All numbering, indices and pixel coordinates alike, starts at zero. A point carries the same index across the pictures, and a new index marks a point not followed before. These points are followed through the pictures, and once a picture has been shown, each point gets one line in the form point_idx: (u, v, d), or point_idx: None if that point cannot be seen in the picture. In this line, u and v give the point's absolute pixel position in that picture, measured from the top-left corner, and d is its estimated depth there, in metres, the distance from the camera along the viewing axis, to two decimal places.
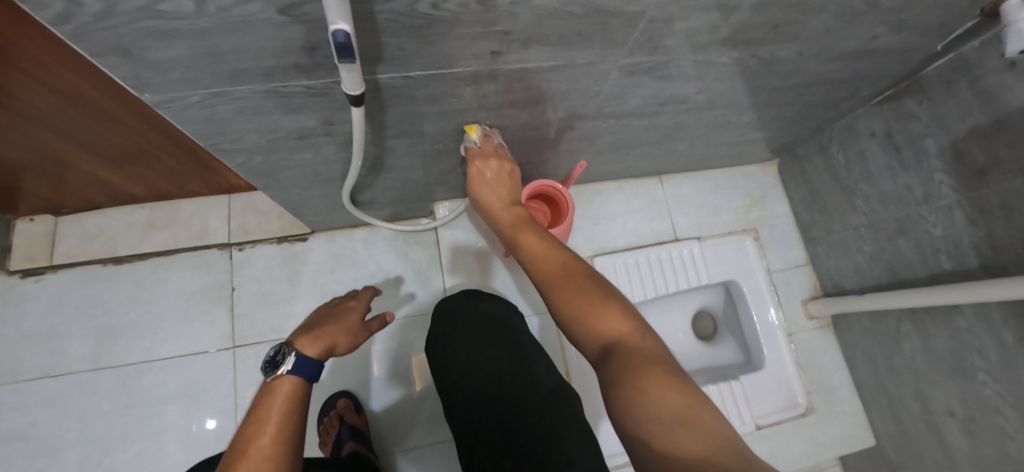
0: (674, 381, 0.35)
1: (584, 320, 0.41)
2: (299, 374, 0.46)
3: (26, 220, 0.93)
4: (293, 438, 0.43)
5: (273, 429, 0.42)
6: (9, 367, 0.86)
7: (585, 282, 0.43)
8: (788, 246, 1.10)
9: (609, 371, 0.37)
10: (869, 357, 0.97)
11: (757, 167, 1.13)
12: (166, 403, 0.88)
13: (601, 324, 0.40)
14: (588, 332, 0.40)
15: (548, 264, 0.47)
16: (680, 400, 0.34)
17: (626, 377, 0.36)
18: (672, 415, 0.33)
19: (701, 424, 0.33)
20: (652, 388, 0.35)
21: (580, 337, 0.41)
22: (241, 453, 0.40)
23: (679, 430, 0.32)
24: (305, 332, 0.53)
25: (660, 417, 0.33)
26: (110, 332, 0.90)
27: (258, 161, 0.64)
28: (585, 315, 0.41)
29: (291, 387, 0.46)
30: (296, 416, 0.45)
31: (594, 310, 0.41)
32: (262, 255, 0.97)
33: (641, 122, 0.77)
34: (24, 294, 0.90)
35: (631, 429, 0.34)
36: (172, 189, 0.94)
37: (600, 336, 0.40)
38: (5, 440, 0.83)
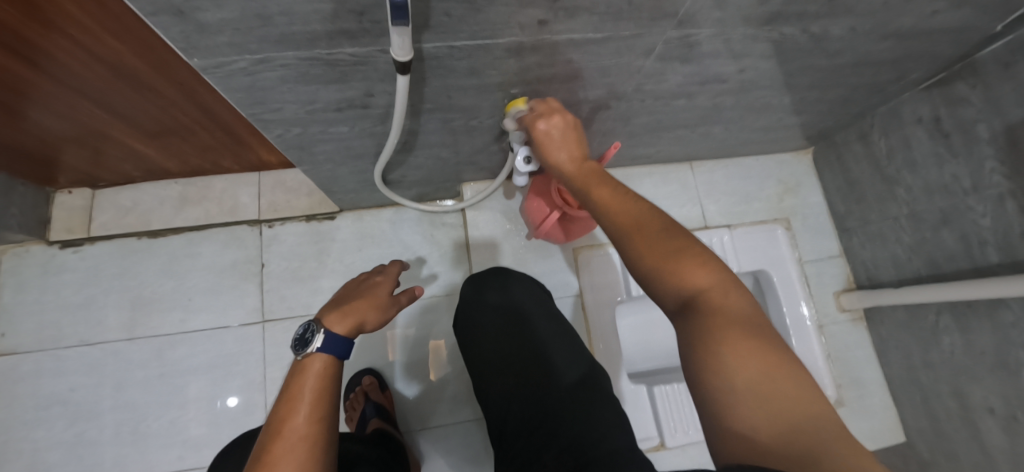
0: (761, 346, 0.34)
1: (664, 276, 0.36)
2: (330, 352, 0.46)
3: (65, 192, 0.96)
4: (328, 416, 0.42)
5: (307, 408, 0.42)
6: (49, 334, 0.89)
7: (666, 231, 0.38)
8: (820, 236, 1.07)
9: (692, 332, 0.35)
10: (903, 351, 0.95)
11: (790, 154, 1.10)
12: (199, 372, 0.91)
13: (685, 281, 0.36)
14: (666, 284, 0.37)
15: (619, 208, 0.40)
16: (767, 368, 0.33)
17: (710, 337, 0.34)
18: (761, 385, 0.32)
19: (791, 395, 0.32)
20: (736, 354, 0.33)
21: (657, 291, 0.38)
22: (278, 432, 0.40)
23: (766, 404, 0.31)
24: (333, 309, 0.51)
25: (743, 382, 0.32)
26: (145, 303, 0.93)
27: (295, 134, 0.64)
28: (667, 270, 0.36)
29: (323, 365, 0.46)
30: (329, 395, 0.44)
31: (680, 264, 0.36)
32: (291, 232, 0.98)
33: (678, 103, 0.75)
34: (63, 264, 0.93)
35: (710, 395, 0.33)
36: (204, 164, 0.95)
37: (683, 292, 0.36)
38: (47, 403, 0.87)
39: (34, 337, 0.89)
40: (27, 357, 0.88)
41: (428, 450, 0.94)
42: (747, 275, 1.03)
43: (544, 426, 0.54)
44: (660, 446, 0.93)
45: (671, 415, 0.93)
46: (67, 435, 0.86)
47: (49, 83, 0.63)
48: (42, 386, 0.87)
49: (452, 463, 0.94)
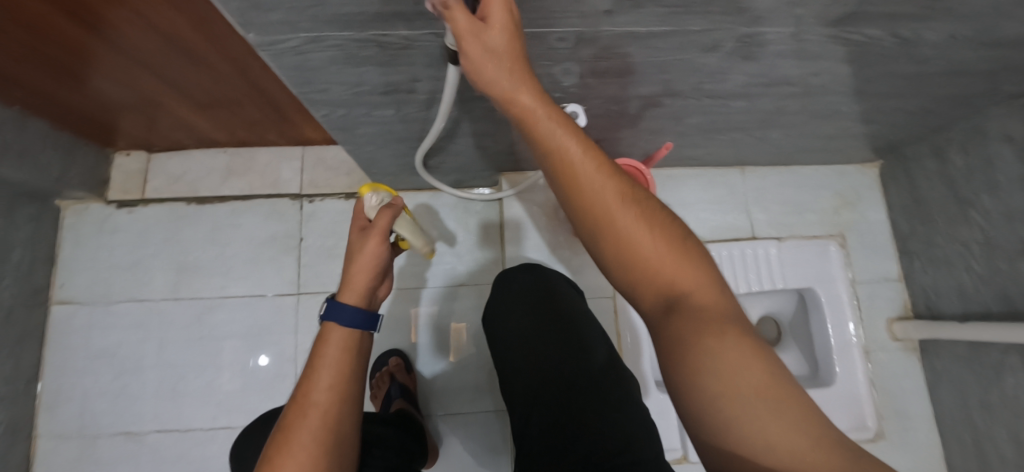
0: (761, 356, 0.31)
1: (645, 271, 0.35)
2: (350, 326, 0.45)
3: (123, 155, 1.00)
4: (345, 390, 0.43)
5: (325, 381, 0.43)
6: (101, 289, 0.95)
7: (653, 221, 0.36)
8: (878, 257, 0.99)
9: (671, 332, 0.33)
10: (959, 387, 0.87)
11: (852, 166, 1.02)
12: (233, 338, 0.94)
13: (670, 275, 0.35)
14: (647, 280, 0.35)
15: (604, 197, 0.36)
16: (761, 369, 0.30)
17: (688, 333, 0.32)
18: (770, 409, 0.28)
19: (798, 410, 0.28)
20: (743, 367, 0.30)
21: (634, 287, 0.37)
22: (300, 407, 0.41)
23: (771, 416, 0.28)
24: (344, 283, 0.48)
25: (710, 374, 0.30)
26: (188, 267, 0.97)
27: (341, 115, 0.64)
28: (647, 264, 0.35)
29: (346, 335, 0.46)
30: (351, 369, 0.45)
31: (664, 260, 0.35)
32: (330, 209, 0.99)
33: (737, 105, 0.70)
34: (118, 223, 0.98)
35: (697, 402, 0.30)
36: (251, 137, 0.97)
37: (666, 291, 0.35)
38: (97, 353, 0.93)
39: (90, 291, 0.95)
40: (81, 310, 0.94)
41: (447, 435, 0.95)
42: (792, 291, 0.98)
43: (569, 430, 0.52)
44: (683, 459, 0.90)
45: None
46: (113, 385, 0.92)
47: (113, 53, 0.65)
48: (93, 338, 0.93)
49: (468, 449, 0.95)
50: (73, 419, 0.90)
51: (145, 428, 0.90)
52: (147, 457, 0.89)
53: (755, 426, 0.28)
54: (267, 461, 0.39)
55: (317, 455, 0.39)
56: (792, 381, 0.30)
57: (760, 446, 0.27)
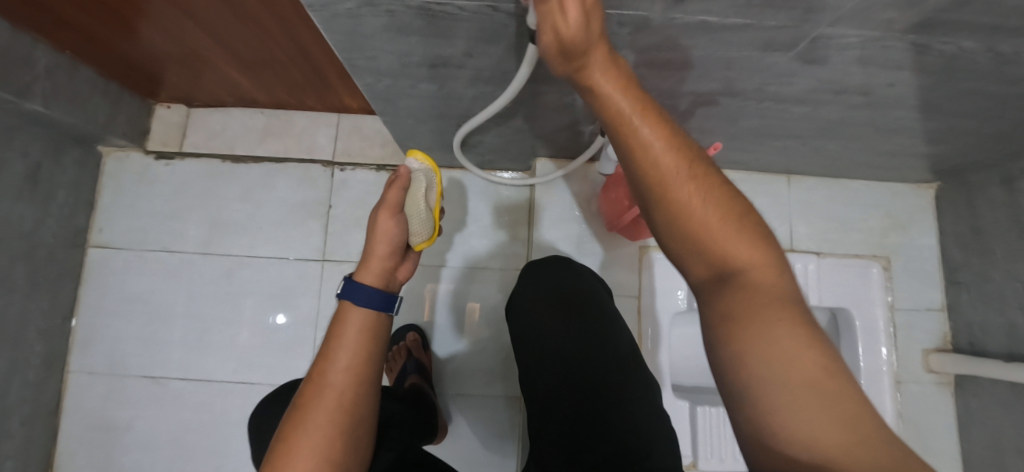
0: (815, 343, 0.29)
1: (699, 241, 0.33)
2: (368, 306, 0.45)
3: (163, 107, 1.01)
4: (362, 373, 0.43)
5: (342, 365, 0.42)
6: (137, 236, 0.98)
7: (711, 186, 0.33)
8: (923, 285, 0.94)
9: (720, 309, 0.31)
10: (993, 430, 0.83)
11: (908, 186, 0.96)
12: (258, 297, 0.96)
13: (726, 247, 0.32)
14: (701, 250, 0.33)
15: (663, 155, 0.33)
16: (815, 360, 0.28)
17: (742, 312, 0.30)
18: (818, 401, 0.27)
19: (853, 408, 0.26)
20: (794, 352, 0.28)
21: (684, 257, 0.34)
22: (317, 386, 0.42)
23: (821, 408, 0.26)
24: (363, 263, 0.49)
25: (761, 358, 0.28)
26: (220, 224, 0.98)
27: (384, 86, 0.62)
28: (703, 232, 0.32)
29: (365, 316, 0.45)
30: (368, 351, 0.44)
31: (721, 230, 0.32)
32: (361, 179, 0.99)
33: (798, 111, 0.66)
34: (156, 174, 1.00)
35: (740, 387, 0.29)
36: (290, 100, 0.97)
37: (720, 264, 0.33)
38: (129, 297, 0.96)
39: (126, 237, 0.98)
40: (117, 254, 0.97)
41: (456, 414, 0.96)
42: (825, 311, 0.94)
43: (588, 432, 0.51)
44: (692, 467, 0.87)
45: (715, 441, 0.86)
46: (142, 330, 0.95)
47: (166, 5, 0.65)
48: (127, 282, 0.96)
49: (476, 431, 0.96)
50: (104, 358, 0.94)
51: (169, 374, 0.93)
52: (170, 401, 0.93)
53: (799, 417, 0.26)
54: (284, 438, 0.40)
55: (331, 436, 0.40)
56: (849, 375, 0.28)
57: (805, 438, 0.25)
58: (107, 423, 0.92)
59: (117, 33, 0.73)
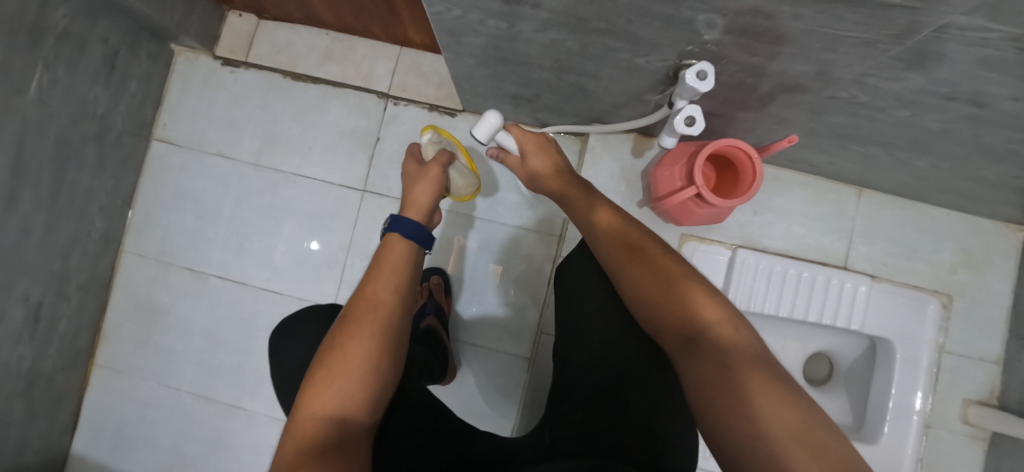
0: (776, 384, 0.37)
1: (675, 311, 0.44)
2: (412, 235, 0.53)
3: (235, 15, 1.03)
4: (401, 297, 0.49)
5: (389, 286, 0.48)
6: (196, 138, 1.02)
7: (670, 264, 0.48)
8: (981, 332, 0.85)
9: (697, 363, 0.41)
10: None
11: (994, 223, 0.85)
12: (299, 214, 0.99)
13: (689, 312, 0.44)
14: (677, 319, 0.44)
15: (636, 239, 0.51)
16: (791, 409, 0.35)
17: (722, 367, 0.39)
18: (789, 430, 0.33)
19: (828, 446, 0.33)
20: (768, 397, 0.36)
21: (661, 328, 0.46)
22: (370, 304, 0.47)
23: (796, 440, 0.33)
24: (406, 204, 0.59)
25: (750, 405, 0.36)
26: (273, 138, 1.01)
27: (452, 17, 0.60)
28: (674, 299, 0.45)
29: (408, 246, 0.53)
30: (407, 276, 0.50)
31: (684, 299, 0.45)
32: (412, 116, 0.98)
33: (895, 113, 0.58)
34: (220, 81, 1.03)
35: (732, 429, 0.36)
36: (356, 25, 0.95)
37: (691, 329, 0.43)
38: (183, 194, 1.01)
39: (185, 137, 1.02)
40: (176, 151, 1.02)
41: (466, 361, 0.98)
42: (865, 336, 0.89)
43: (608, 425, 0.49)
44: None
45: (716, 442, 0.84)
46: (190, 226, 1.01)
47: None
48: (182, 179, 1.02)
49: (482, 382, 0.98)
50: (155, 245, 1.01)
51: (209, 271, 1.00)
52: (206, 296, 0.99)
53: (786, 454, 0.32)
54: (335, 346, 0.44)
55: (378, 348, 0.44)
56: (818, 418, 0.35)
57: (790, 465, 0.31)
58: (150, 303, 1.00)
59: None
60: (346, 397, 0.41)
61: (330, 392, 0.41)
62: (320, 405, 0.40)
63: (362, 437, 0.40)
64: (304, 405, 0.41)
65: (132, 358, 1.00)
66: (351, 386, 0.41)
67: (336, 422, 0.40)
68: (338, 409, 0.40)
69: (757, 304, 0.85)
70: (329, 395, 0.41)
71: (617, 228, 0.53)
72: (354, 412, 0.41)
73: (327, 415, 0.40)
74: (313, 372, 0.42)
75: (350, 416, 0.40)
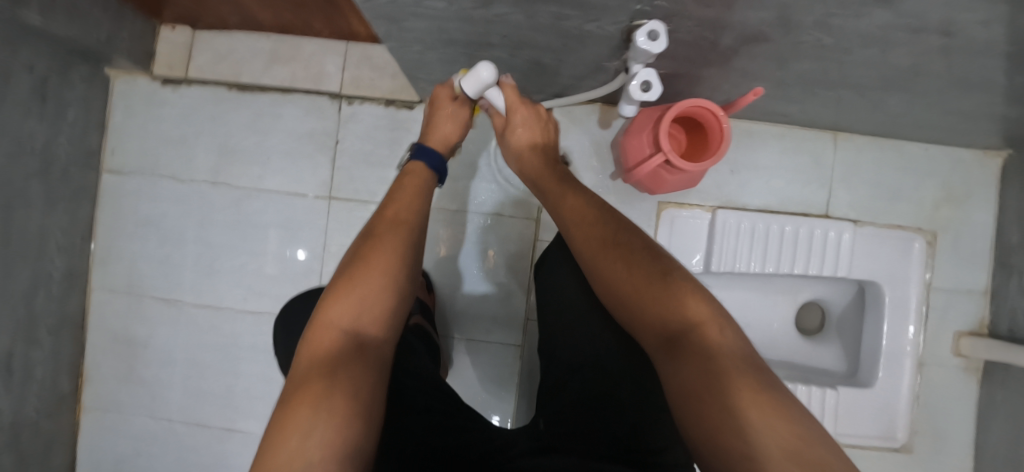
0: (767, 394, 0.32)
1: (658, 310, 0.41)
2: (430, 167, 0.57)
3: (169, 28, 0.97)
4: (417, 218, 0.50)
5: (405, 205, 0.50)
6: (148, 161, 0.97)
7: (652, 263, 0.45)
8: (968, 265, 0.85)
9: (681, 367, 0.37)
10: (1016, 423, 0.77)
11: (973, 153, 0.83)
12: (267, 229, 0.96)
13: (674, 312, 0.40)
14: (659, 319, 0.41)
15: (620, 233, 0.48)
16: (784, 421, 0.31)
17: (706, 371, 0.35)
18: (779, 444, 0.29)
19: (827, 464, 0.28)
20: (754, 407, 0.31)
21: (646, 331, 0.42)
22: (387, 222, 0.48)
23: (787, 456, 0.28)
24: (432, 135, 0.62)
25: (736, 412, 0.31)
26: (229, 153, 0.96)
27: (388, 3, 0.55)
28: (657, 298, 0.42)
29: (425, 175, 0.56)
30: (423, 198, 0.52)
31: (668, 297, 0.41)
32: (370, 113, 0.94)
33: (863, 54, 0.55)
34: (164, 99, 0.97)
35: (721, 447, 0.31)
36: (296, 24, 0.90)
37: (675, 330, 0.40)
38: (144, 221, 0.97)
39: (136, 162, 0.97)
40: (130, 178, 0.98)
41: (458, 356, 0.97)
42: (853, 283, 0.88)
43: (600, 420, 0.47)
44: None
45: None
46: (156, 254, 0.97)
47: None
48: (140, 206, 0.97)
49: (476, 374, 0.97)
50: (123, 277, 0.97)
51: (182, 298, 0.96)
52: (185, 324, 0.96)
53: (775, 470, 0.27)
54: (351, 259, 0.44)
55: (397, 265, 0.45)
56: (817, 436, 0.30)
57: None
58: (127, 338, 0.97)
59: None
60: (363, 307, 0.41)
61: (344, 302, 0.41)
62: (337, 314, 0.41)
63: (378, 348, 0.40)
64: (320, 312, 0.41)
65: (119, 393, 0.97)
66: (367, 297, 0.42)
67: (349, 334, 0.40)
68: (351, 325, 0.40)
69: (742, 264, 0.83)
70: (346, 305, 0.41)
71: (594, 224, 0.50)
72: (370, 325, 0.41)
73: (342, 325, 0.40)
74: (333, 283, 0.43)
75: (366, 328, 0.41)
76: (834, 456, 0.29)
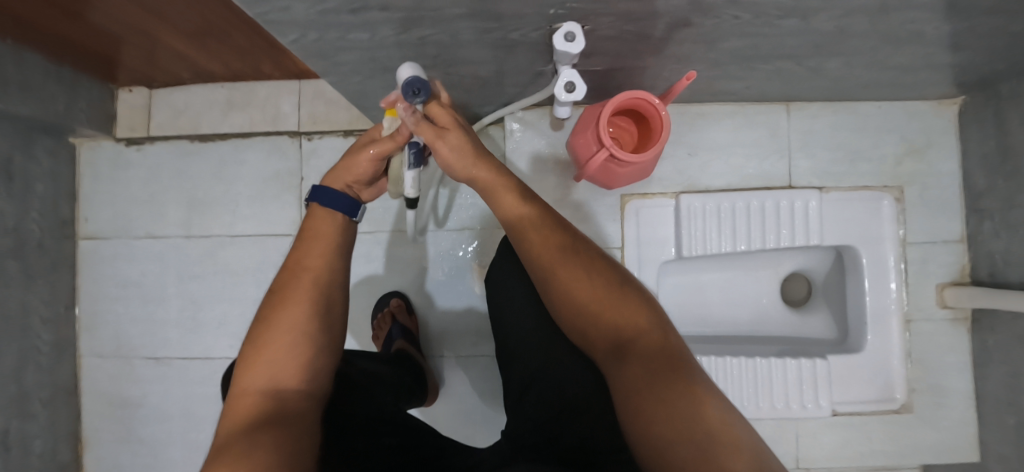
0: (701, 388, 0.34)
1: (604, 312, 0.41)
2: (333, 208, 0.45)
3: (126, 90, 0.99)
4: (337, 262, 0.45)
5: (318, 251, 0.44)
6: (122, 223, 0.99)
7: (594, 257, 0.44)
8: (940, 215, 0.84)
9: (625, 368, 0.37)
10: (1010, 368, 0.76)
11: (927, 104, 0.83)
12: (245, 274, 0.96)
13: (618, 315, 0.41)
14: (604, 321, 0.41)
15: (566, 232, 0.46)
16: (715, 413, 0.32)
17: (649, 371, 0.35)
18: (710, 436, 0.30)
19: (749, 453, 0.30)
20: (691, 402, 0.33)
21: (591, 333, 0.42)
22: (294, 272, 0.42)
23: (719, 448, 0.30)
24: (339, 168, 0.48)
25: (676, 410, 0.32)
26: (199, 204, 0.98)
27: (313, 40, 0.55)
28: (602, 301, 0.41)
29: (333, 216, 0.46)
30: (339, 241, 0.46)
31: (612, 300, 0.41)
32: (331, 147, 0.95)
33: (785, 24, 0.55)
34: (129, 160, 0.99)
35: (656, 443, 0.32)
36: (247, 70, 0.91)
37: (620, 331, 0.40)
38: (125, 283, 0.99)
39: (111, 226, 0.99)
40: (106, 242, 0.99)
41: (448, 374, 0.97)
42: (829, 248, 0.88)
43: (568, 423, 0.45)
44: None
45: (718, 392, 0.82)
46: (140, 314, 0.98)
47: None
48: (119, 268, 0.99)
49: (468, 390, 0.97)
50: (110, 340, 0.98)
51: (171, 353, 0.97)
52: (176, 379, 0.97)
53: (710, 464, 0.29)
54: (264, 321, 0.40)
55: (312, 319, 0.40)
56: (742, 424, 0.33)
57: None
58: (122, 400, 0.98)
59: (63, 18, 0.69)
60: (277, 370, 0.37)
61: (262, 367, 0.37)
62: (252, 379, 0.37)
63: (304, 408, 0.36)
64: (237, 383, 0.37)
65: (120, 456, 0.98)
66: (282, 357, 0.38)
67: (271, 395, 0.36)
68: (273, 383, 0.37)
69: (713, 246, 0.83)
70: (260, 370, 0.37)
71: (545, 226, 0.45)
72: (286, 384, 0.37)
73: (260, 389, 0.37)
74: (247, 346, 0.39)
75: (283, 387, 0.37)
76: (754, 443, 0.31)
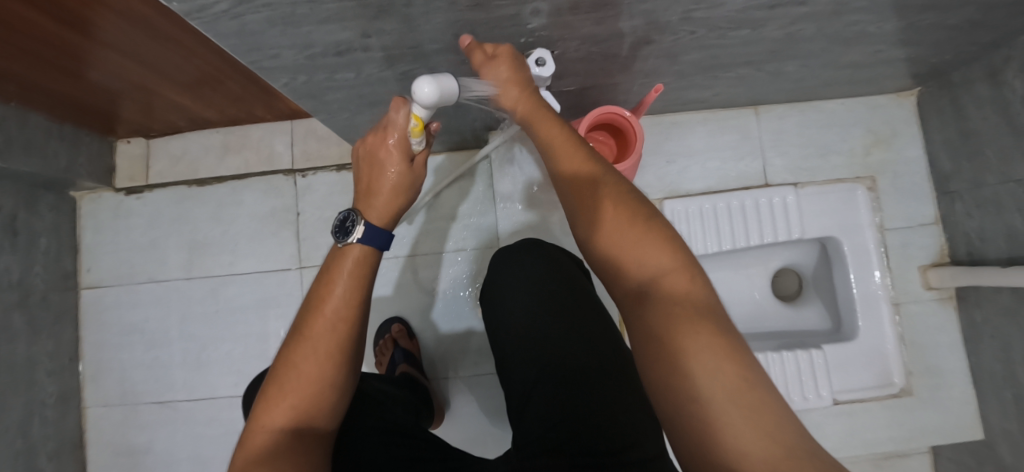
0: (724, 340, 0.31)
1: (622, 254, 0.39)
2: (369, 245, 0.42)
3: (125, 142, 1.02)
4: (364, 301, 0.42)
5: (345, 289, 0.41)
6: (125, 270, 1.01)
7: (623, 209, 0.40)
8: (913, 200, 0.88)
9: (645, 312, 0.35)
10: (1001, 343, 0.77)
11: (886, 97, 0.88)
12: (246, 311, 0.98)
13: (638, 259, 0.38)
14: (625, 264, 0.38)
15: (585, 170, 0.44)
16: (737, 368, 0.29)
17: (666, 318, 0.33)
18: (727, 390, 0.28)
19: (772, 412, 0.27)
20: (708, 355, 0.30)
21: (613, 277, 0.40)
22: (320, 311, 0.40)
23: (732, 403, 0.28)
24: (368, 196, 0.44)
25: (690, 362, 0.30)
26: (199, 246, 1.00)
27: (303, 82, 0.59)
28: (620, 246, 0.39)
29: (365, 253, 0.42)
30: (366, 281, 0.42)
31: (631, 242, 0.38)
32: (325, 181, 0.99)
33: (738, 34, 0.59)
34: (130, 209, 1.02)
35: (671, 395, 0.31)
36: (240, 114, 0.95)
37: (641, 274, 0.37)
38: (129, 330, 1.00)
39: (114, 274, 1.01)
40: (109, 290, 1.01)
41: (453, 395, 0.98)
42: (812, 241, 0.90)
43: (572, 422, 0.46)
44: None
45: None
46: (144, 359, 0.99)
47: (95, 44, 0.64)
48: (124, 315, 1.00)
49: (475, 411, 0.97)
50: (115, 388, 0.99)
51: (176, 396, 0.98)
52: (182, 421, 0.97)
53: (723, 422, 0.27)
54: (284, 357, 0.39)
55: (335, 365, 0.39)
56: (767, 381, 0.30)
57: (723, 433, 0.27)
58: (128, 447, 0.98)
59: (62, 77, 0.73)
60: (300, 412, 0.38)
61: (283, 406, 0.37)
62: (272, 417, 0.37)
63: (318, 450, 0.37)
64: (258, 415, 0.38)
65: None
66: (303, 401, 0.38)
67: (292, 433, 0.37)
68: (295, 420, 0.37)
69: (699, 247, 0.86)
70: (281, 409, 0.37)
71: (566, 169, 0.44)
72: (309, 424, 0.38)
73: (280, 427, 0.37)
74: (270, 378, 0.40)
75: (304, 427, 0.37)
76: (780, 400, 0.29)
